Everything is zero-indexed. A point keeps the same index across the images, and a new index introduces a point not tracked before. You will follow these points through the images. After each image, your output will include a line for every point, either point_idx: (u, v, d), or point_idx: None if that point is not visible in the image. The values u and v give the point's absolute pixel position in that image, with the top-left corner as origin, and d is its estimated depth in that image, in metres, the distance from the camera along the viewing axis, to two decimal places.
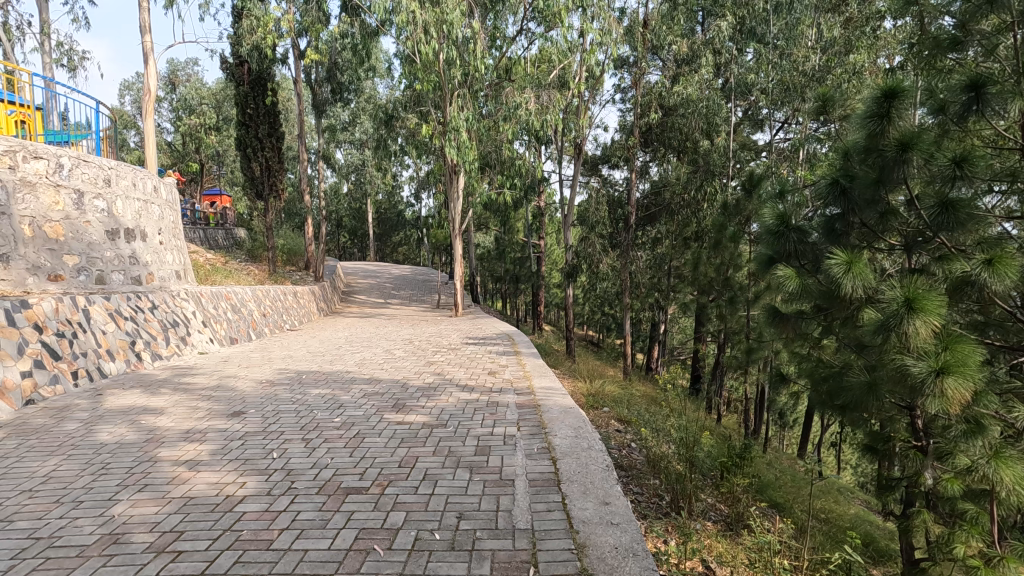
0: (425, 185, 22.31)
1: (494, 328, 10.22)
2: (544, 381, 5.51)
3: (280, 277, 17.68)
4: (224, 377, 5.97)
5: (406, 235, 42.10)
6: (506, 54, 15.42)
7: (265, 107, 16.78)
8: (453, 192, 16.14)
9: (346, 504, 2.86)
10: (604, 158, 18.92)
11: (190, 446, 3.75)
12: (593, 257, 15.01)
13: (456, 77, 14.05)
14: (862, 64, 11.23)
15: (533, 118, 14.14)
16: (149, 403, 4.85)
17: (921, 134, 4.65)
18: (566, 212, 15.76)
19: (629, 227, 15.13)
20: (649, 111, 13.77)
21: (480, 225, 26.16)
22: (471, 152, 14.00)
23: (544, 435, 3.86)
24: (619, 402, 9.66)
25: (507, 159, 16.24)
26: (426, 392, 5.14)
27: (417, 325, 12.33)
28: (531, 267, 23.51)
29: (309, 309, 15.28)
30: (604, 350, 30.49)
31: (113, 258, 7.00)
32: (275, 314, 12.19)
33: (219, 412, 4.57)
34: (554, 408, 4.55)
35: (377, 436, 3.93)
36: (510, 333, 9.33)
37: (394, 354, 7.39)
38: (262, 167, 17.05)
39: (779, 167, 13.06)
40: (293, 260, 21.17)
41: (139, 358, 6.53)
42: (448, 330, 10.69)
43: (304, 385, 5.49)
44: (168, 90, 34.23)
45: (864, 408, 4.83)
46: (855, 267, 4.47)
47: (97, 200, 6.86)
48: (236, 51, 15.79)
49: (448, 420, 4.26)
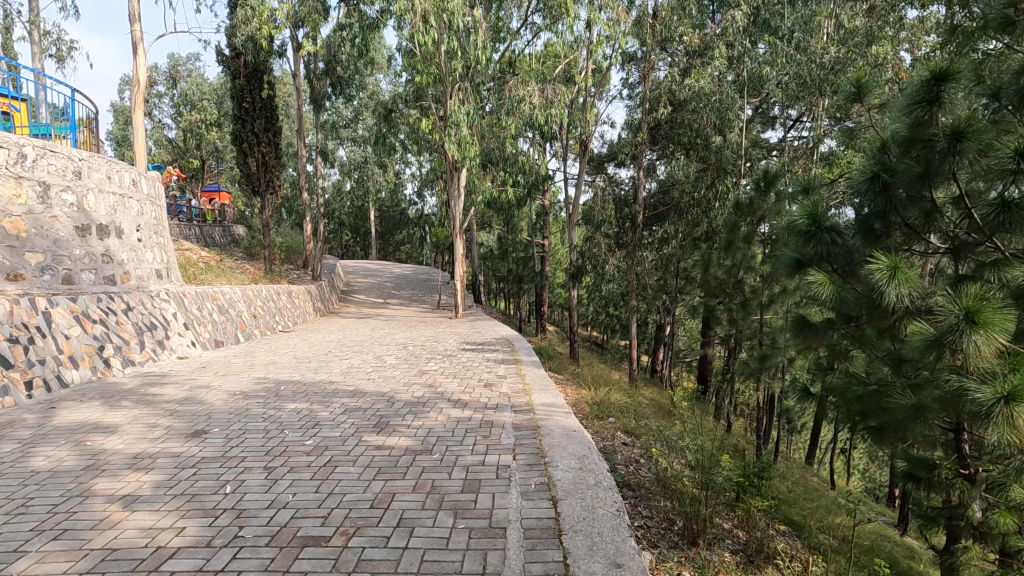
0: (427, 182, 21.82)
1: (495, 333, 9.70)
2: (545, 397, 4.98)
3: (276, 276, 17.20)
4: (195, 387, 5.46)
5: (408, 234, 41.66)
6: (510, 48, 14.90)
7: (262, 101, 16.27)
8: (454, 190, 15.64)
9: (299, 562, 2.34)
10: (611, 156, 18.37)
11: (132, 476, 3.23)
12: (599, 257, 14.44)
13: (457, 69, 13.53)
14: (884, 56, 10.66)
15: (537, 112, 13.59)
16: (103, 419, 4.34)
17: (975, 123, 4.09)
18: (570, 211, 15.23)
19: (636, 227, 14.57)
20: (658, 105, 13.19)
21: (483, 224, 25.68)
22: (472, 148, 13.44)
23: (543, 467, 3.33)
24: (626, 412, 9.12)
25: (510, 155, 15.71)
26: (413, 408, 4.63)
27: (415, 328, 11.83)
28: (535, 267, 22.97)
29: (305, 309, 14.78)
30: (609, 352, 29.90)
31: (83, 256, 6.50)
32: (267, 315, 11.69)
33: (179, 432, 4.05)
34: (556, 430, 4.03)
35: (350, 465, 3.40)
36: (511, 338, 8.81)
37: (385, 362, 6.87)
38: (259, 163, 16.56)
39: (795, 165, 12.49)
40: (291, 259, 20.70)
41: (108, 364, 6.05)
42: (446, 333, 10.18)
43: (281, 399, 4.97)
44: (168, 85, 33.88)
45: (905, 432, 4.30)
46: (901, 273, 3.94)
47: (66, 193, 6.36)
48: (232, 43, 15.30)
49: (434, 445, 3.74)
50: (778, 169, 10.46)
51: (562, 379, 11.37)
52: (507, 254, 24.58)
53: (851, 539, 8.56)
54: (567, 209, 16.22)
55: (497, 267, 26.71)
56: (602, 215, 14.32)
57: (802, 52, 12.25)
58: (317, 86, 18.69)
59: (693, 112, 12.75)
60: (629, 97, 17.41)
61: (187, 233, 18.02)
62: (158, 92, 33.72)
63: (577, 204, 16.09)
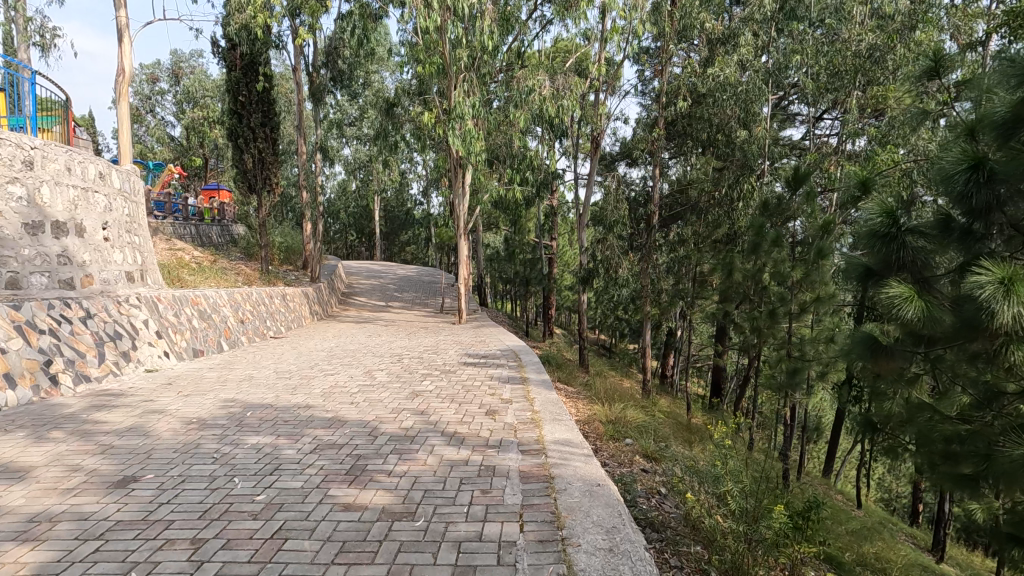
0: (432, 182, 21.07)
1: (500, 343, 8.86)
2: (558, 430, 4.15)
3: (273, 277, 16.47)
4: (147, 412, 4.64)
5: (413, 234, 40.86)
6: (519, 38, 14.14)
7: (258, 95, 15.53)
8: (458, 188, 14.79)
9: None
10: (623, 154, 17.51)
11: (9, 556, 2.41)
12: (612, 260, 13.57)
13: (464, 57, 12.65)
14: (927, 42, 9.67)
15: (548, 104, 12.78)
16: (18, 458, 3.53)
17: None
18: (581, 212, 14.41)
19: (652, 228, 13.71)
20: (677, 99, 12.38)
21: (489, 224, 24.96)
22: (478, 142, 12.65)
23: (561, 546, 2.49)
24: (644, 431, 8.27)
25: (518, 152, 14.90)
26: (399, 446, 3.80)
27: (414, 335, 11.02)
28: (543, 270, 22.13)
29: (301, 312, 14.03)
30: (618, 357, 29.01)
31: (33, 257, 5.74)
32: (257, 319, 10.92)
33: (103, 479, 3.22)
34: (574, 481, 3.21)
35: (306, 539, 2.58)
36: (517, 350, 7.98)
37: (375, 379, 6.05)
38: (255, 159, 15.81)
39: (827, 162, 11.52)
40: (290, 259, 19.97)
41: (55, 382, 5.30)
42: (446, 342, 9.36)
43: (245, 430, 4.16)
44: (172, 82, 33.30)
45: (1012, 484, 3.47)
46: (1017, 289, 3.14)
47: (13, 185, 5.59)
48: (227, 33, 14.57)
49: (419, 505, 2.91)
50: (809, 167, 9.64)
51: (572, 391, 10.52)
52: (514, 256, 23.68)
53: (891, 573, 7.70)
54: (577, 209, 15.45)
55: (503, 269, 25.87)
56: (616, 215, 13.47)
57: (831, 43, 11.47)
58: (318, 80, 17.95)
59: (714, 106, 11.88)
60: (643, 92, 16.58)
61: (182, 232, 17.29)
62: (161, 90, 33.27)
63: (588, 204, 15.30)
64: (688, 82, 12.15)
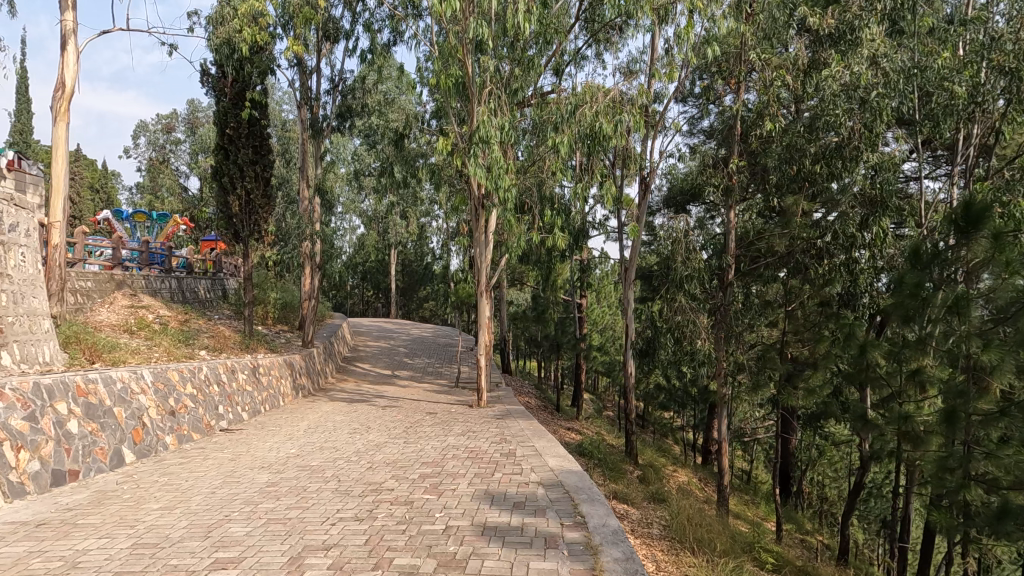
0: (451, 232, 18.47)
1: (539, 465, 5.62)
2: None
3: (256, 341, 13.66)
4: None
5: (432, 291, 38.37)
6: (557, 53, 11.64)
7: (250, 127, 13.16)
8: (479, 234, 12.00)
9: None
10: (671, 201, 14.73)
11: None
12: (686, 327, 10.38)
13: (490, 70, 10.11)
14: None
15: (601, 119, 10.33)
16: None
17: None
18: (630, 265, 11.53)
19: (727, 285, 10.64)
20: (765, 119, 9.68)
21: (513, 280, 22.16)
22: (507, 174, 10.04)
23: None
24: None
25: (555, 191, 12.11)
26: None
27: (414, 433, 7.86)
28: (576, 332, 19.04)
29: (279, 390, 11.02)
30: (659, 433, 25.24)
31: None
32: (204, 406, 7.98)
33: None
34: None
35: None
36: (573, 487, 4.74)
37: None
38: (242, 202, 13.22)
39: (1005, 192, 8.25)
40: (286, 319, 17.27)
41: None
42: (456, 457, 6.13)
43: None
44: (187, 134, 32.32)
45: None
46: None
47: None
48: (215, 54, 12.41)
49: None
50: (982, 198, 6.97)
51: (641, 522, 7.10)
52: (543, 316, 20.53)
53: None
54: (623, 262, 12.62)
55: (527, 331, 22.64)
56: (689, 268, 10.32)
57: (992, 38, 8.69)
58: (319, 115, 15.76)
59: (812, 127, 9.04)
60: (694, 128, 14.04)
61: (157, 286, 14.65)
62: (176, 139, 32.22)
63: (635, 258, 12.54)
64: (776, 99, 9.40)
